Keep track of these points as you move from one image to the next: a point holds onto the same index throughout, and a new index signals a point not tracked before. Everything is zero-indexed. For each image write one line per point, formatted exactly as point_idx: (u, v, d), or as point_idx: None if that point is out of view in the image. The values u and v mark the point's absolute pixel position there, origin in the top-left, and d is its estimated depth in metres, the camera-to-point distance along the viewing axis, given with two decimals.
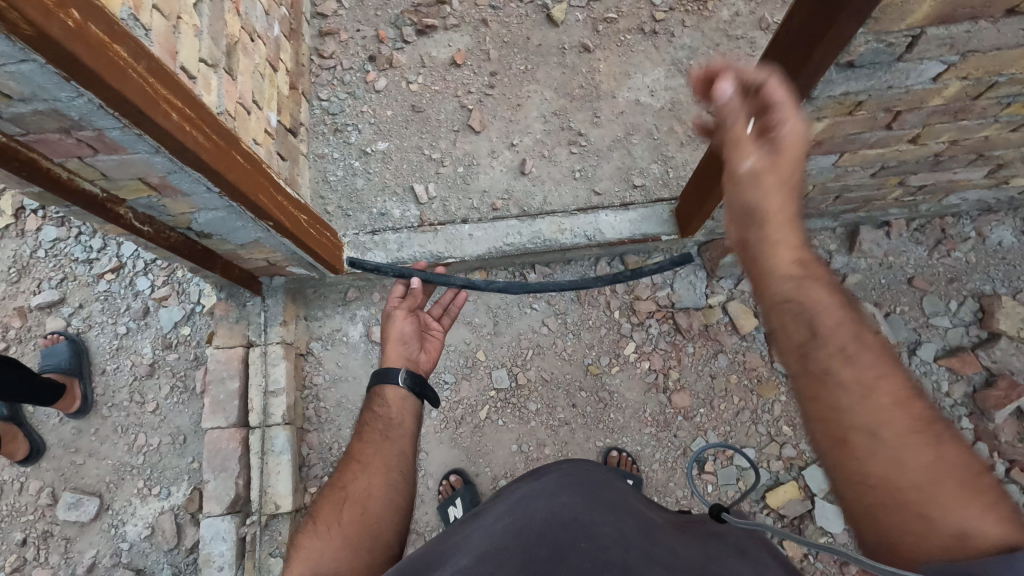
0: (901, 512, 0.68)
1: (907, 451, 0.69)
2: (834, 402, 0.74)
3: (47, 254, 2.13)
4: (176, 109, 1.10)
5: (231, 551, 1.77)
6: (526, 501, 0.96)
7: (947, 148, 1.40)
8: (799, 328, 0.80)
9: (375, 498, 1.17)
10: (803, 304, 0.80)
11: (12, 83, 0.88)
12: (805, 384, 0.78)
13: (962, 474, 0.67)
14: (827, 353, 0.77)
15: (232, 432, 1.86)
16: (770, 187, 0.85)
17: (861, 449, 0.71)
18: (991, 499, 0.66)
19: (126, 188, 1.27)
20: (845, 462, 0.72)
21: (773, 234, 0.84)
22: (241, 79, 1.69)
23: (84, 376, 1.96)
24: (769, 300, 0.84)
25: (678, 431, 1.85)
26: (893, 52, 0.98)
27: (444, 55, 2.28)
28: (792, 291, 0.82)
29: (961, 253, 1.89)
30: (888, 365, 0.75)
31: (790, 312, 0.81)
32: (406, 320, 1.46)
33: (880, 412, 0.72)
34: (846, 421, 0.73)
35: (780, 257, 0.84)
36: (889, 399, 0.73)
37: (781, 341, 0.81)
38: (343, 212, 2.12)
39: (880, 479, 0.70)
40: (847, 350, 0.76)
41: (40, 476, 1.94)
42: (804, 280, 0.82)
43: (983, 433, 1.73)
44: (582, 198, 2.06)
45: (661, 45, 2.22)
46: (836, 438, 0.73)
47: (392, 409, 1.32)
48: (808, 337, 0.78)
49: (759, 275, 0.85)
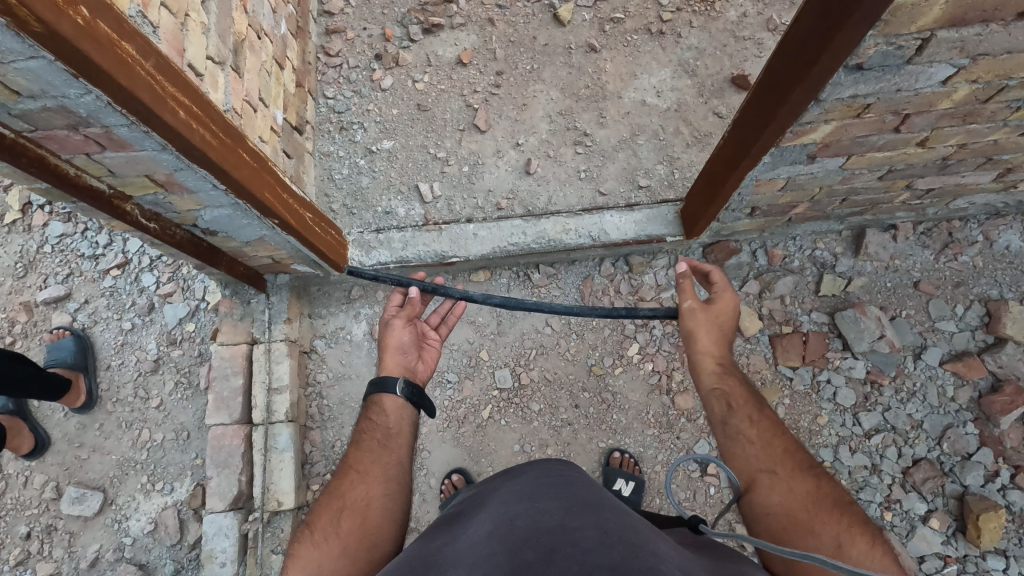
0: (795, 531, 1.00)
1: (793, 485, 1.06)
2: (746, 459, 1.14)
3: (54, 250, 2.14)
4: (183, 106, 1.11)
5: (233, 547, 1.77)
6: (511, 505, 0.94)
7: (955, 151, 1.39)
8: (721, 407, 1.24)
9: (374, 508, 1.17)
10: (722, 392, 1.25)
11: (21, 80, 0.89)
12: (729, 451, 1.18)
13: (828, 500, 1.03)
14: (740, 423, 1.19)
15: (236, 429, 1.87)
16: (696, 315, 1.33)
17: (764, 487, 1.08)
18: (848, 515, 1.00)
19: (132, 184, 1.27)
20: (756, 500, 1.08)
21: (701, 344, 1.31)
22: (248, 76, 1.69)
23: (89, 371, 1.97)
24: (703, 393, 1.29)
25: (681, 433, 1.85)
26: (902, 54, 0.98)
27: (450, 54, 2.28)
28: (714, 381, 1.27)
29: (969, 257, 1.88)
30: (778, 432, 1.16)
31: (714, 398, 1.26)
32: (404, 329, 1.47)
33: (773, 460, 1.11)
34: (754, 469, 1.12)
35: (704, 360, 1.30)
36: (776, 452, 1.12)
37: (712, 422, 1.24)
38: (348, 210, 2.12)
39: (779, 507, 1.05)
40: (751, 418, 1.20)
41: (45, 470, 1.95)
42: (722, 378, 1.27)
43: (989, 439, 1.71)
44: (587, 198, 2.05)
45: (668, 45, 2.21)
46: (749, 482, 1.11)
47: (391, 417, 1.33)
48: (727, 414, 1.22)
49: (696, 375, 1.30)
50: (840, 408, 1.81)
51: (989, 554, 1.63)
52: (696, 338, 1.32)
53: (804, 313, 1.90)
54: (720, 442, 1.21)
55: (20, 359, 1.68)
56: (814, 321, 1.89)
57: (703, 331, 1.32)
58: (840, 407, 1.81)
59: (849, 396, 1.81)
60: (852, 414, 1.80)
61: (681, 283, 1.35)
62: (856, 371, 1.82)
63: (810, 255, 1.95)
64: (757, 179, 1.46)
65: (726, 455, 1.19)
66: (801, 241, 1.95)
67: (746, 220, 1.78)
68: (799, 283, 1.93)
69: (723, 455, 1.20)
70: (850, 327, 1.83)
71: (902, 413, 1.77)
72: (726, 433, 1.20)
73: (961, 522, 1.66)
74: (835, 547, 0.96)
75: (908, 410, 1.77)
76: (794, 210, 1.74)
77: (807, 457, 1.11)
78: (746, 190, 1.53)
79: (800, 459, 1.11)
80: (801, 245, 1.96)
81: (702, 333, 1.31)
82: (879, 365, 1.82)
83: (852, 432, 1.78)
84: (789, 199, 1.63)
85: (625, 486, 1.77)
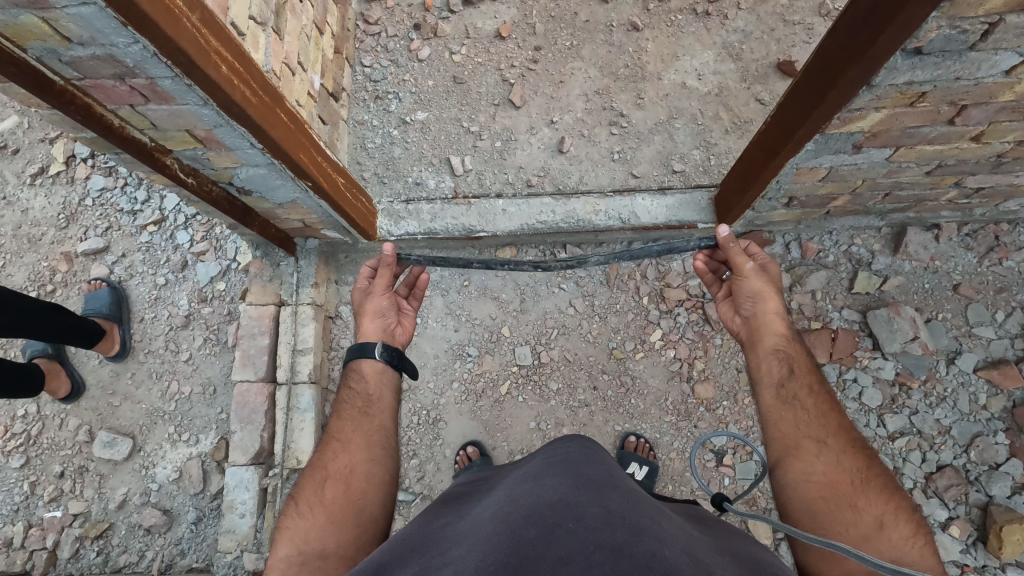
0: (837, 503, 1.00)
1: (842, 459, 1.05)
2: (795, 424, 1.13)
3: (95, 203, 2.21)
4: (226, 61, 1.12)
5: (253, 500, 1.83)
6: (516, 486, 0.94)
7: (1012, 147, 1.32)
8: (779, 369, 1.21)
9: (357, 474, 1.19)
10: (784, 355, 1.22)
11: (73, 27, 0.91)
12: (777, 413, 1.16)
13: (876, 481, 1.03)
14: (797, 389, 1.17)
15: (260, 387, 1.92)
16: (759, 277, 1.29)
17: (809, 453, 1.07)
18: (895, 499, 1.00)
19: (173, 138, 1.30)
20: (798, 465, 1.06)
21: (766, 306, 1.28)
22: (288, 39, 1.70)
23: (123, 322, 2.03)
24: (759, 353, 1.25)
25: (699, 422, 1.84)
26: (965, 39, 0.93)
27: (489, 27, 2.25)
28: (773, 345, 1.24)
29: (1014, 263, 1.81)
30: (834, 406, 1.15)
31: (774, 359, 1.22)
32: (384, 295, 1.46)
33: (826, 432, 1.10)
34: (802, 434, 1.10)
35: (769, 322, 1.27)
36: (830, 427, 1.11)
37: (765, 381, 1.21)
38: (379, 179, 2.13)
39: (822, 476, 1.03)
40: (803, 388, 1.17)
41: (79, 414, 2.03)
42: (786, 342, 1.25)
43: (1018, 450, 1.66)
44: (619, 179, 2.02)
45: (714, 27, 2.14)
46: (793, 446, 1.10)
47: (370, 384, 1.35)
48: (785, 376, 1.19)
49: (758, 333, 1.28)
50: (865, 409, 1.76)
51: (1008, 566, 1.59)
52: (761, 299, 1.29)
53: (835, 309, 1.86)
54: (768, 402, 1.18)
55: (38, 329, 1.66)
56: (844, 319, 1.84)
57: (768, 292, 1.29)
58: (865, 408, 1.76)
59: (875, 397, 1.76)
60: (877, 415, 1.75)
61: (726, 248, 1.32)
62: (885, 372, 1.78)
63: (846, 251, 1.89)
64: (799, 167, 1.41)
65: (772, 416, 1.16)
66: (839, 235, 1.90)
67: (782, 210, 1.73)
68: (831, 279, 1.88)
69: (768, 417, 1.17)
70: (883, 326, 1.78)
71: (929, 418, 1.73)
72: (778, 395, 1.17)
73: (982, 532, 1.62)
74: (877, 526, 0.96)
75: (936, 415, 1.73)
76: (833, 203, 1.69)
77: (860, 437, 1.10)
78: (786, 178, 1.48)
79: (854, 436, 1.10)
80: (838, 239, 1.90)
81: (768, 294, 1.28)
82: (908, 368, 1.77)
83: (875, 434, 1.74)
84: (829, 190, 1.58)
85: (639, 470, 1.76)
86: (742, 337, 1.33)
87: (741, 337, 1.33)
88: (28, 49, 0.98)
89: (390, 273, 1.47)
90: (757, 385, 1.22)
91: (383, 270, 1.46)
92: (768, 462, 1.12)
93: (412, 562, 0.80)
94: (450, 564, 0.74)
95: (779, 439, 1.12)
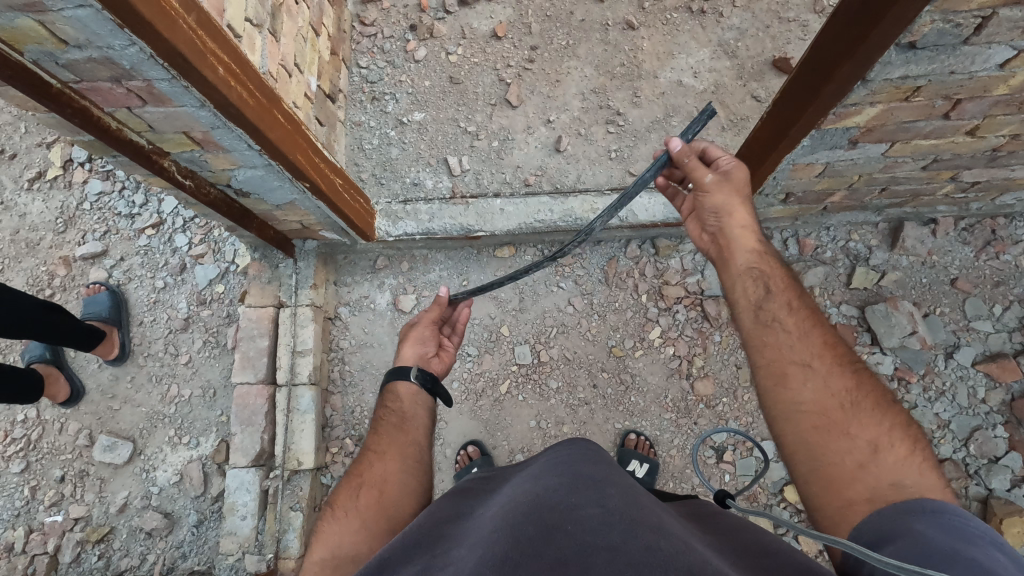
0: (829, 432, 0.93)
1: (829, 381, 0.98)
2: (778, 347, 1.04)
3: (92, 207, 2.20)
4: (222, 63, 1.12)
5: (254, 502, 1.83)
6: (517, 486, 0.95)
7: (1007, 141, 1.32)
8: (755, 289, 1.11)
9: (391, 484, 1.18)
10: (758, 273, 1.13)
11: (69, 29, 0.91)
12: (757, 337, 1.07)
13: (867, 400, 0.96)
14: (774, 308, 1.08)
15: (260, 389, 1.92)
16: (719, 188, 1.21)
17: (796, 381, 0.99)
18: (888, 419, 0.93)
19: (170, 140, 1.30)
20: (785, 395, 0.99)
21: (733, 218, 1.19)
22: (284, 40, 1.70)
23: (123, 326, 2.03)
24: (731, 272, 1.17)
25: (699, 419, 1.84)
26: (959, 33, 0.94)
27: (485, 27, 2.26)
28: (744, 262, 1.15)
29: (1011, 257, 1.81)
30: (816, 322, 1.06)
31: (749, 278, 1.13)
32: (427, 326, 1.50)
33: (810, 354, 1.02)
34: (786, 360, 1.02)
35: (738, 236, 1.18)
36: (812, 348, 1.02)
37: (739, 303, 1.12)
38: (377, 179, 2.14)
39: (811, 404, 0.96)
40: (778, 305, 1.08)
41: (79, 418, 2.03)
42: (758, 257, 1.15)
43: (1018, 443, 1.67)
44: (616, 178, 2.02)
45: (709, 25, 2.15)
46: (778, 373, 1.02)
47: (405, 404, 1.34)
48: (761, 296, 1.10)
49: (727, 251, 1.19)
50: None
51: None
52: (725, 212, 1.20)
53: (833, 305, 1.86)
54: (747, 327, 1.10)
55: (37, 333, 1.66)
56: (842, 314, 1.84)
57: (733, 204, 1.20)
58: None
59: None
60: None
61: (681, 164, 1.27)
62: (884, 367, 1.78)
63: (844, 247, 1.90)
64: (794, 163, 1.42)
65: (753, 341, 1.08)
66: (836, 231, 1.91)
67: (779, 206, 1.74)
68: (830, 274, 1.88)
69: (750, 341, 1.09)
70: (881, 321, 1.79)
71: (929, 412, 1.73)
72: (756, 317, 1.09)
73: None
74: (871, 451, 0.89)
75: (935, 409, 1.73)
76: (831, 199, 1.69)
77: (846, 351, 1.03)
78: (782, 174, 1.49)
79: (840, 352, 1.02)
80: (835, 235, 1.91)
81: (735, 208, 1.20)
82: (908, 362, 1.77)
83: None
84: (827, 186, 1.59)
85: (639, 467, 1.76)
86: (710, 254, 1.25)
87: (711, 255, 1.25)
88: (25, 53, 0.99)
89: (440, 312, 1.52)
90: (733, 308, 1.14)
91: (433, 307, 1.53)
92: (755, 390, 1.05)
93: (412, 562, 0.80)
94: (451, 564, 0.74)
95: (762, 364, 1.04)
